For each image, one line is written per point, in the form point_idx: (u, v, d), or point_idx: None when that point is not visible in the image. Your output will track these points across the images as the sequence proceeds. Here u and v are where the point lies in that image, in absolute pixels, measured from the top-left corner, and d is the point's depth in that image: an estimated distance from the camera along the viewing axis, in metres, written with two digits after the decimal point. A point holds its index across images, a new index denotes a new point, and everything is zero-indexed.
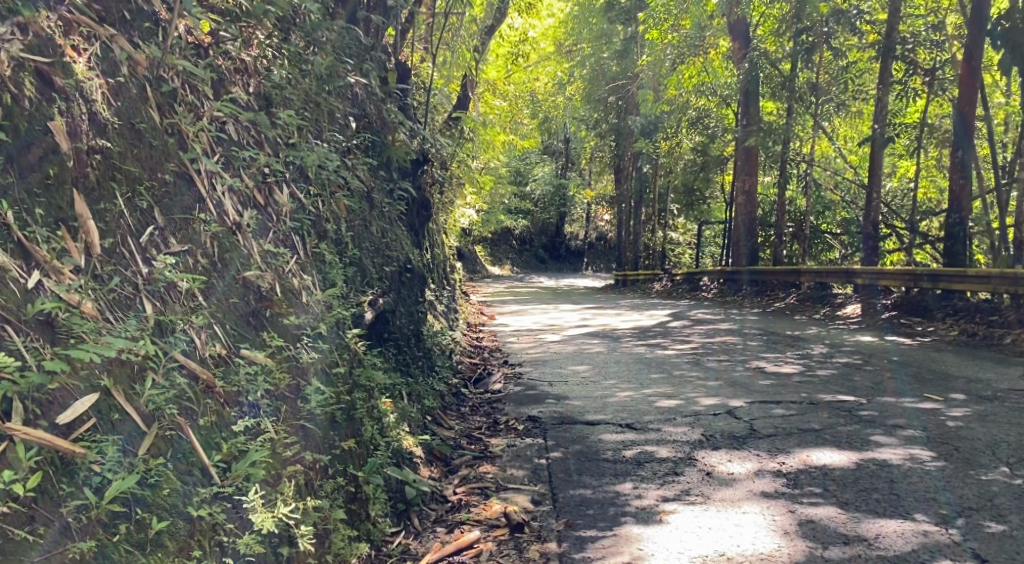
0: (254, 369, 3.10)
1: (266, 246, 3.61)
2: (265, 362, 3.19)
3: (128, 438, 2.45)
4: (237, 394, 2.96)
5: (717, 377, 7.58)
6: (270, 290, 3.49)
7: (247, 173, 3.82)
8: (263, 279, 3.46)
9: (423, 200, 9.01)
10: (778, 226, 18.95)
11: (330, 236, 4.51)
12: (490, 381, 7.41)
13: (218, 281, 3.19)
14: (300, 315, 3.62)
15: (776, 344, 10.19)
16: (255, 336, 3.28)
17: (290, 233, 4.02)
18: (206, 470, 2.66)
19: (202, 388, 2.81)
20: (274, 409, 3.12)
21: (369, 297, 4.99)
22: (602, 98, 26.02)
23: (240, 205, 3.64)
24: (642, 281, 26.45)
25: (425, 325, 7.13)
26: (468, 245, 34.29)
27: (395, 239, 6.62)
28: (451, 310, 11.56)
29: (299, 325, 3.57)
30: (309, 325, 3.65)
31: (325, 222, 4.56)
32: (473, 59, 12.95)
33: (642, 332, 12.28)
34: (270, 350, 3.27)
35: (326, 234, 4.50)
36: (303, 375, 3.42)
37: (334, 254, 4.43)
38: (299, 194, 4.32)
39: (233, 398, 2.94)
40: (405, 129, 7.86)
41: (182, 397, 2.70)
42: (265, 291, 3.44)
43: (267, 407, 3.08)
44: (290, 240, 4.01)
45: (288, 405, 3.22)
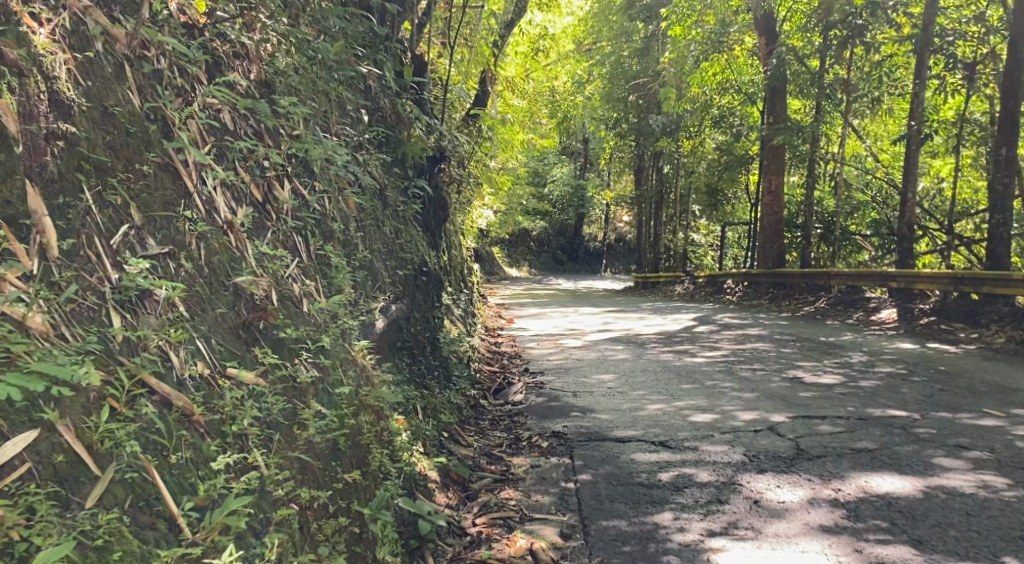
0: (242, 394, 2.75)
1: (262, 249, 3.25)
2: (256, 384, 2.84)
3: (72, 486, 2.16)
4: (219, 423, 2.62)
5: (752, 388, 7.12)
6: (264, 298, 3.12)
7: (243, 166, 3.45)
8: (256, 286, 3.10)
9: (440, 199, 8.60)
10: (806, 227, 18.35)
11: (337, 237, 4.11)
12: (510, 392, 6.97)
13: (202, 289, 2.86)
14: (299, 327, 3.24)
15: (809, 351, 9.71)
16: (245, 351, 2.92)
17: (291, 233, 3.63)
18: (173, 522, 2.31)
19: (176, 416, 2.50)
20: (267, 438, 2.76)
21: (381, 304, 4.59)
22: (623, 98, 25.55)
23: (234, 202, 3.27)
24: (663, 283, 25.90)
25: (442, 332, 6.71)
26: (485, 246, 33.89)
27: (410, 240, 6.21)
28: (469, 313, 11.13)
29: (299, 338, 3.20)
30: (310, 338, 3.27)
31: (332, 221, 4.14)
32: (492, 55, 12.56)
33: (668, 336, 11.82)
34: (263, 369, 2.91)
35: (334, 235, 4.10)
36: (302, 396, 3.05)
37: (341, 258, 4.02)
38: (303, 190, 3.91)
39: (215, 428, 2.60)
40: (421, 125, 7.48)
41: (148, 430, 2.40)
42: (258, 300, 3.08)
43: (256, 436, 2.72)
44: (292, 241, 3.61)
45: (285, 433, 2.85)
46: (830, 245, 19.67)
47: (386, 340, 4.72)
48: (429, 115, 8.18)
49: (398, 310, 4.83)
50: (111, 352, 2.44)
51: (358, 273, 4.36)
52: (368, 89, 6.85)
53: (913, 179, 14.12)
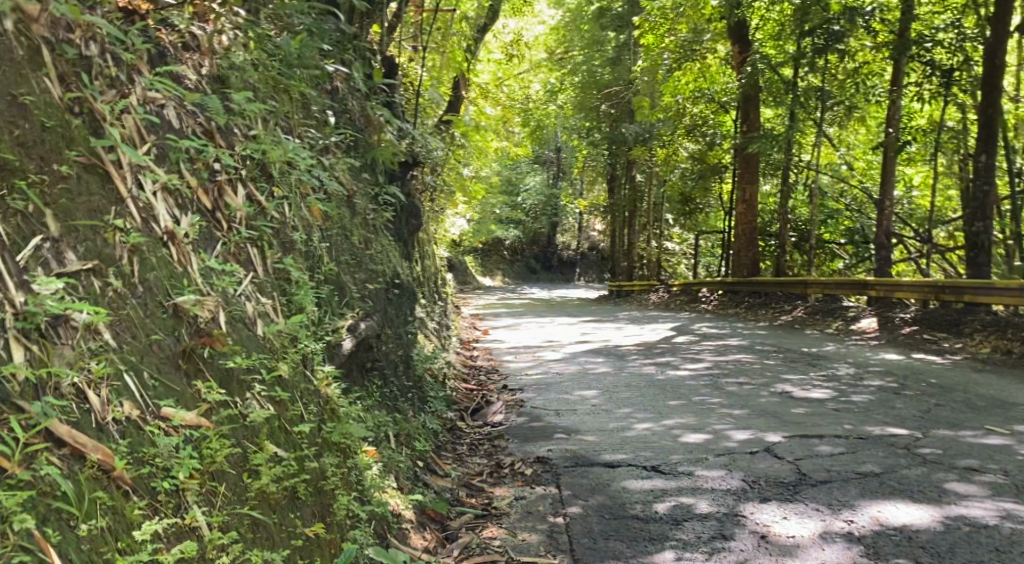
0: (179, 440, 2.41)
1: (208, 262, 2.94)
2: (199, 425, 2.51)
3: None
4: (149, 477, 2.28)
5: (741, 404, 6.80)
6: (210, 321, 2.80)
7: (190, 168, 3.13)
8: (202, 307, 2.79)
9: (413, 208, 8.21)
10: (782, 236, 18.15)
11: (299, 249, 3.71)
12: (488, 412, 6.57)
13: (133, 310, 2.54)
14: (250, 353, 2.91)
15: (794, 362, 9.43)
16: (185, 385, 2.57)
17: (245, 245, 3.26)
18: None
19: (91, 473, 2.14)
20: (211, 490, 2.42)
21: (348, 322, 4.18)
22: (595, 107, 25.39)
23: (178, 210, 2.95)
24: (637, 292, 25.66)
25: (416, 348, 6.31)
26: (458, 256, 33.52)
27: (380, 251, 5.81)
28: (443, 325, 10.72)
29: (250, 367, 2.87)
30: (263, 367, 2.92)
31: (294, 231, 3.73)
32: (463, 61, 12.21)
33: (648, 348, 11.50)
34: (205, 407, 2.57)
35: (297, 248, 3.71)
36: (253, 435, 2.70)
37: (304, 272, 3.62)
38: (259, 196, 3.53)
39: (143, 484, 2.25)
40: (392, 130, 7.11)
41: (49, 497, 2.02)
42: (203, 325, 2.76)
43: (195, 490, 2.37)
44: (245, 254, 3.24)
45: (230, 483, 2.51)
46: (805, 253, 19.55)
47: (353, 362, 4.30)
48: (400, 119, 7.78)
49: (368, 329, 4.42)
50: (6, 395, 2.08)
51: (324, 288, 3.97)
52: (332, 91, 6.45)
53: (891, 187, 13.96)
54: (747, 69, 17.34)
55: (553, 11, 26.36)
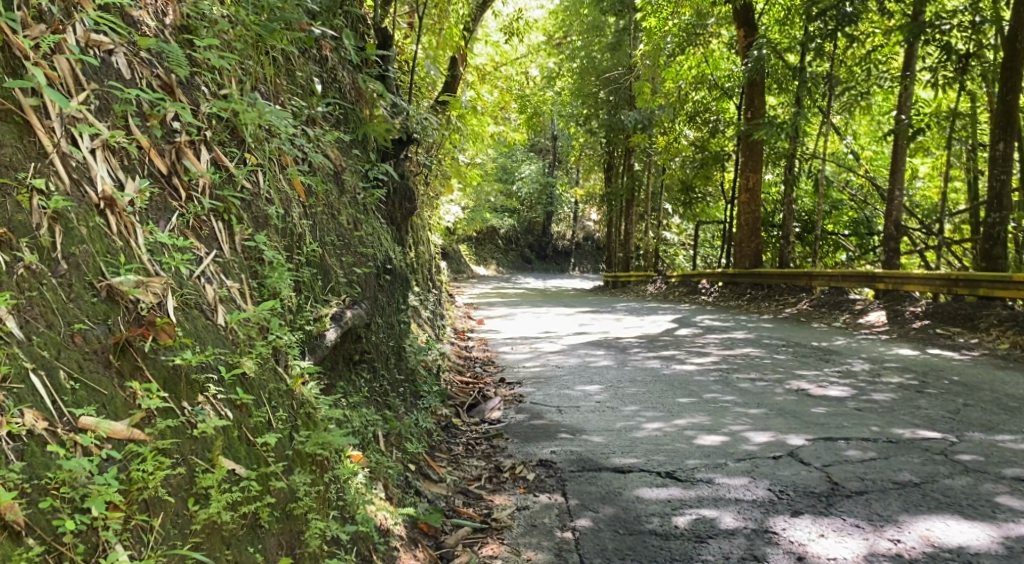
0: (100, 461, 2.13)
1: (156, 237, 2.62)
2: (135, 442, 2.23)
3: None
4: (53, 512, 2.00)
5: (756, 403, 6.36)
6: (155, 306, 2.49)
7: (137, 123, 2.80)
8: (145, 292, 2.47)
9: (406, 189, 7.72)
10: (786, 226, 17.67)
11: (275, 225, 3.34)
12: (486, 409, 6.09)
13: (48, 294, 2.24)
14: (207, 347, 2.60)
15: (805, 357, 9.00)
16: (116, 387, 2.28)
17: (207, 217, 2.93)
18: None
19: None
20: (140, 526, 2.15)
21: (334, 310, 3.73)
22: (594, 93, 24.90)
23: (122, 172, 2.65)
24: (634, 284, 25.18)
25: (408, 339, 5.85)
26: (453, 244, 33.01)
27: (371, 233, 5.34)
28: (437, 314, 10.22)
29: (204, 366, 2.55)
30: (218, 366, 2.60)
31: (268, 205, 3.36)
32: (459, 38, 11.70)
33: (651, 340, 11.05)
34: (139, 417, 2.27)
35: (271, 230, 3.32)
36: (205, 447, 2.41)
37: (279, 253, 3.24)
38: (226, 160, 3.17)
39: (44, 522, 1.98)
40: (386, 104, 6.66)
41: None
42: (145, 312, 2.45)
43: (116, 530, 2.09)
44: (207, 227, 2.92)
45: (169, 514, 2.24)
46: (808, 245, 19.07)
47: (335, 355, 3.85)
48: (393, 94, 7.30)
49: (354, 318, 3.94)
50: None
51: (303, 269, 3.56)
52: (320, 59, 5.96)
53: (902, 175, 13.51)
54: (752, 54, 16.86)
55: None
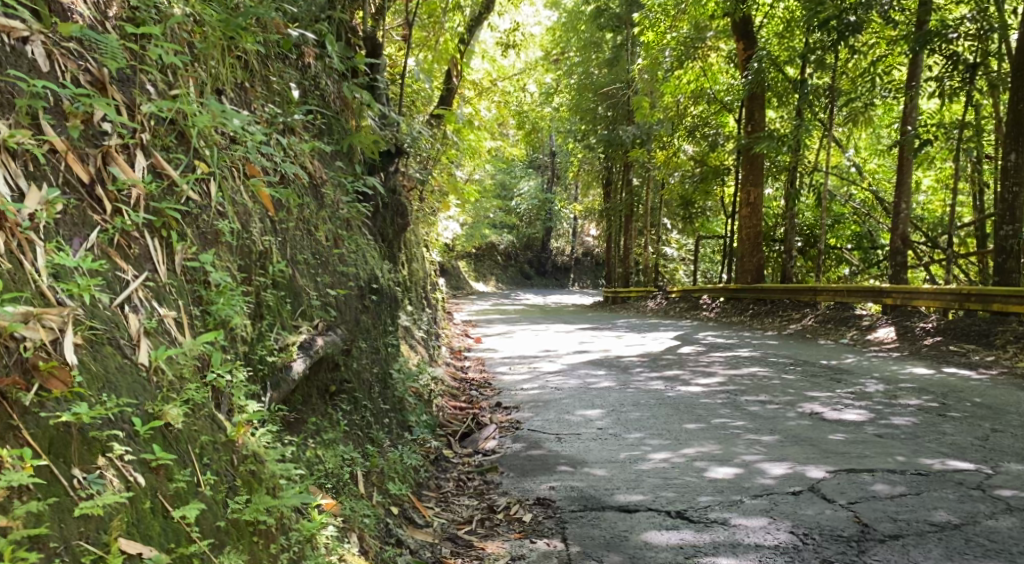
0: None
1: (54, 258, 2.41)
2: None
3: None
4: None
5: (770, 429, 5.94)
6: (49, 343, 2.27)
7: (52, 121, 2.65)
8: (33, 332, 2.23)
9: (397, 204, 7.34)
10: (789, 240, 17.27)
11: (226, 242, 3.16)
12: (480, 438, 5.68)
13: None
14: (114, 396, 2.36)
15: (816, 377, 8.58)
16: None
17: (140, 233, 2.78)
18: None
19: None
20: None
21: (304, 336, 3.45)
22: (592, 109, 24.58)
23: (26, 180, 2.48)
24: (634, 299, 24.74)
25: (396, 363, 5.46)
26: (451, 260, 32.59)
27: (354, 251, 4.95)
28: (431, 334, 9.80)
29: (110, 422, 2.31)
30: (132, 416, 2.38)
31: (220, 222, 3.17)
32: (452, 51, 11.34)
33: (654, 359, 10.63)
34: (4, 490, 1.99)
35: (223, 260, 3.11)
36: (100, 529, 2.14)
37: (230, 281, 3.06)
38: (172, 169, 3.04)
39: None
40: (373, 114, 6.27)
41: None
42: (28, 354, 2.20)
43: None
44: (139, 244, 2.76)
45: None
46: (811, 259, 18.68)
47: (305, 386, 3.56)
48: (382, 103, 6.92)
49: (329, 346, 3.63)
50: None
51: (268, 293, 3.33)
52: (301, 65, 5.58)
53: (909, 186, 13.15)
54: (753, 66, 16.53)
55: (548, 11, 25.62)
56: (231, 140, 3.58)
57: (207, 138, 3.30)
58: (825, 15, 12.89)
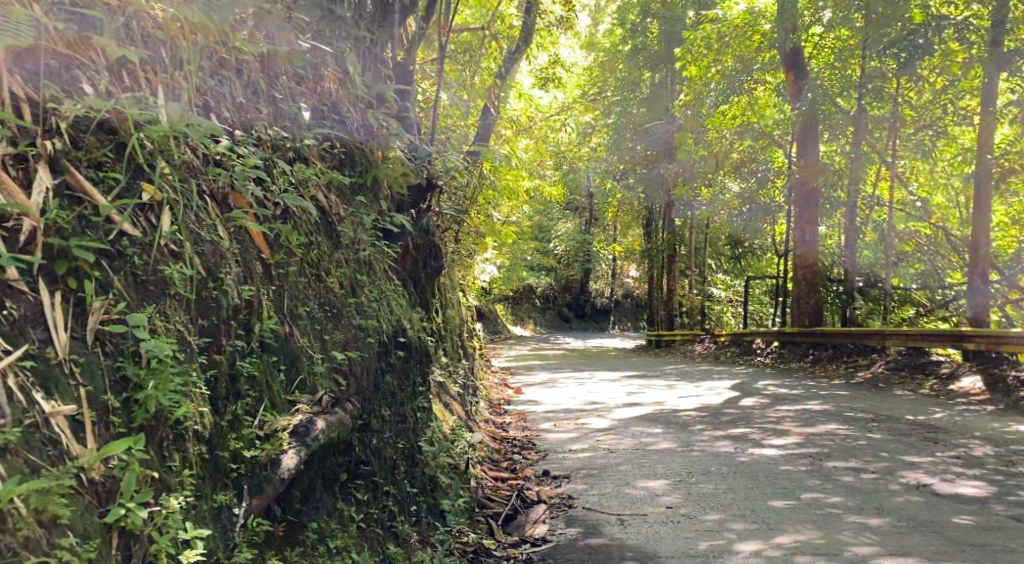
0: None
1: None
2: None
3: None
4: None
5: (875, 508, 4.94)
6: None
7: None
8: None
9: (429, 248, 6.60)
10: (850, 281, 16.14)
11: (177, 296, 2.51)
12: (526, 523, 4.80)
13: None
14: None
15: (908, 438, 7.52)
16: None
17: (26, 286, 2.16)
18: None
19: None
20: None
21: (301, 418, 2.85)
22: (631, 148, 23.82)
23: None
24: (679, 343, 23.63)
25: (427, 432, 4.64)
26: (489, 303, 31.87)
27: (375, 300, 4.17)
28: (468, 387, 8.96)
29: None
30: None
31: (166, 267, 2.53)
32: (487, 84, 10.64)
33: (714, 414, 9.64)
34: None
35: (170, 327, 2.44)
36: None
37: (176, 354, 2.40)
38: (97, 195, 2.41)
39: None
40: (402, 145, 5.53)
41: None
42: None
43: None
44: (27, 301, 2.14)
45: None
46: (873, 300, 17.49)
47: (309, 475, 2.86)
48: (412, 132, 6.16)
49: (334, 426, 2.97)
50: None
51: (245, 363, 2.73)
52: (318, 88, 4.86)
53: (988, 222, 12.08)
54: (806, 97, 15.63)
55: (584, 52, 25.14)
56: (207, 159, 2.95)
57: (160, 151, 2.69)
58: (889, 39, 12.00)
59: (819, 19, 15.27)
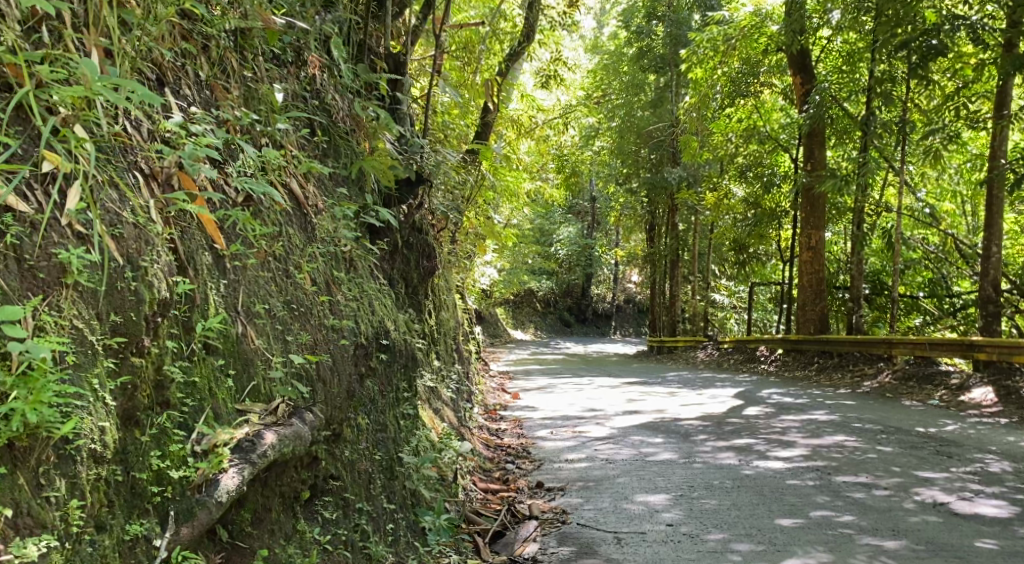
0: None
1: None
2: None
3: None
4: None
5: (890, 529, 4.62)
6: None
7: None
8: None
9: (418, 247, 6.29)
10: (857, 288, 15.78)
11: (73, 283, 2.18)
12: (516, 542, 4.48)
13: None
14: None
15: (922, 452, 7.19)
16: None
17: None
18: None
19: None
20: None
21: (248, 431, 2.57)
22: (634, 152, 23.52)
23: None
24: (681, 349, 23.29)
25: (410, 442, 4.32)
26: (489, 307, 31.59)
27: (355, 299, 3.86)
28: (462, 392, 8.64)
29: None
30: None
31: (62, 252, 2.19)
32: (488, 80, 10.32)
33: (718, 423, 9.31)
34: None
35: (62, 325, 2.11)
36: None
37: (61, 355, 2.08)
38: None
39: None
40: (391, 136, 5.21)
41: None
42: None
43: None
44: None
45: None
46: (879, 308, 17.15)
47: (260, 493, 2.60)
48: (403, 124, 5.84)
49: (290, 441, 2.69)
50: None
51: (175, 367, 2.43)
52: (300, 72, 4.55)
53: (1001, 229, 11.75)
54: (814, 100, 15.29)
55: (589, 54, 24.83)
56: (152, 136, 2.70)
57: (74, 116, 2.38)
58: (903, 38, 11.66)
59: (828, 21, 14.94)
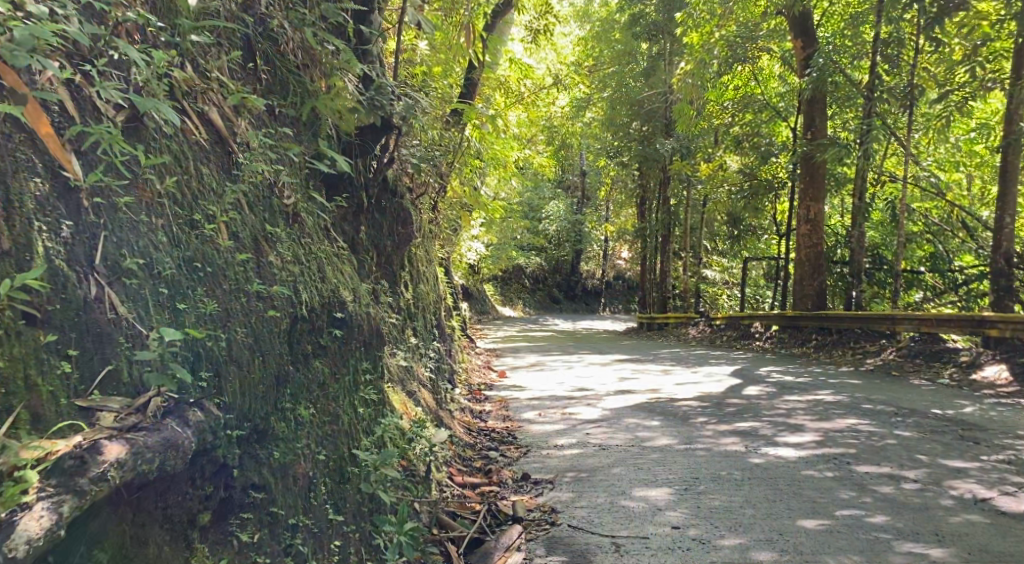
0: None
1: None
2: None
3: None
4: None
5: (933, 533, 3.96)
6: None
7: None
8: None
9: (384, 208, 5.52)
10: (857, 262, 15.11)
11: None
12: (496, 551, 3.82)
13: None
14: None
15: (946, 437, 6.53)
16: None
17: None
18: None
19: None
20: None
21: (79, 445, 2.11)
22: (626, 125, 22.63)
23: None
24: (672, 326, 22.61)
25: (369, 434, 3.62)
26: (476, 284, 30.78)
27: (294, 262, 3.25)
28: (441, 370, 7.93)
29: None
30: None
31: None
32: (470, 34, 9.44)
33: (718, 404, 8.64)
34: None
35: None
36: None
37: None
38: None
39: None
40: (353, 75, 4.43)
41: None
42: None
43: None
44: None
45: None
46: (879, 283, 16.48)
47: (128, 521, 2.24)
48: (369, 65, 5.05)
49: (144, 458, 2.21)
50: None
51: None
52: None
53: (1014, 199, 11.08)
54: (817, 65, 14.41)
55: (581, 21, 23.82)
56: None
57: None
58: None
59: None
